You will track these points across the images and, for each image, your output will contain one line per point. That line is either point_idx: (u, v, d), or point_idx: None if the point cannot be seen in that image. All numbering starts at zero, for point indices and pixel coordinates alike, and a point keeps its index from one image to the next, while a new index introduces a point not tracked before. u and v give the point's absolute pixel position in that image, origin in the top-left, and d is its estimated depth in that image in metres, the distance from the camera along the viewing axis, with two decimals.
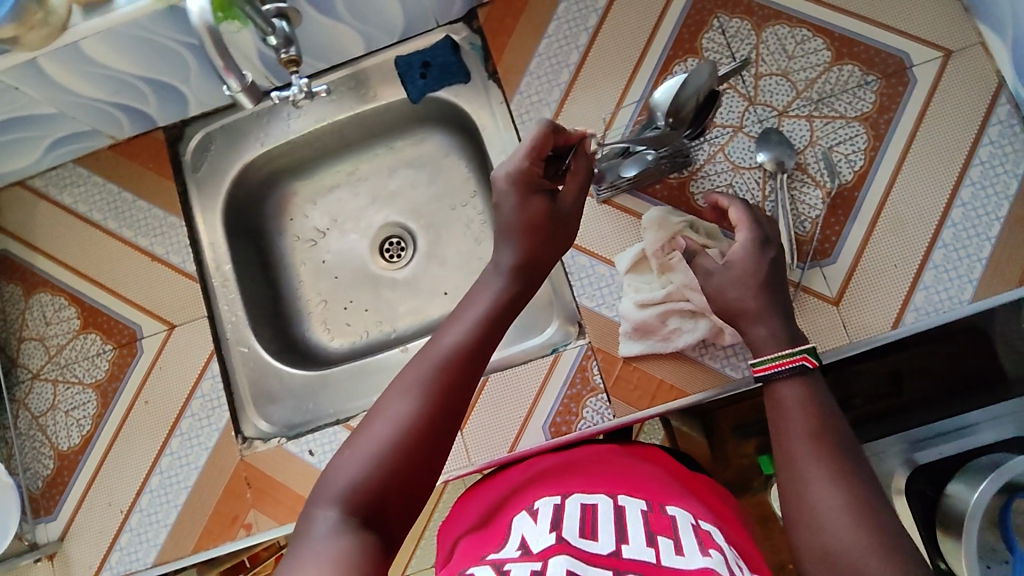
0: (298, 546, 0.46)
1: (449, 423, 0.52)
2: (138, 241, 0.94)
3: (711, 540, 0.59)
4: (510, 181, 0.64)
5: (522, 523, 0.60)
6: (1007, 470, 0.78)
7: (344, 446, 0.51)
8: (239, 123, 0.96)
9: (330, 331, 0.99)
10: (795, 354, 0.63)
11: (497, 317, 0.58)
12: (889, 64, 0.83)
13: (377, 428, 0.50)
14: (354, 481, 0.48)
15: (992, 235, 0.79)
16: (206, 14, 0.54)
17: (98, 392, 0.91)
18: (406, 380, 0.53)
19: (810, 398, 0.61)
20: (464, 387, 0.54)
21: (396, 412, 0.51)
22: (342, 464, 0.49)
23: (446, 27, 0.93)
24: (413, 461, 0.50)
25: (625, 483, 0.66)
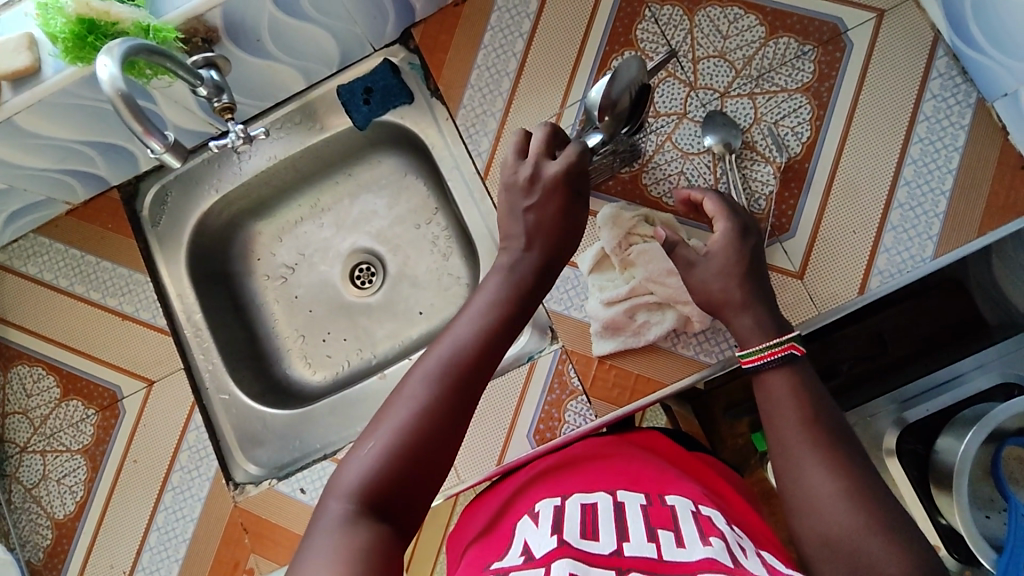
0: (313, 531, 0.47)
1: (462, 417, 0.53)
2: (107, 303, 0.94)
3: (712, 526, 0.57)
4: (556, 179, 0.61)
5: (526, 529, 0.59)
6: (989, 422, 0.80)
7: (362, 434, 0.52)
8: (192, 172, 0.96)
9: (311, 364, 0.99)
10: (784, 343, 0.63)
11: (514, 308, 0.57)
12: (824, 32, 0.83)
13: (393, 417, 0.51)
14: (370, 473, 0.49)
15: (947, 189, 0.79)
16: (117, 82, 0.57)
17: (87, 457, 0.91)
18: (422, 370, 0.53)
19: (800, 386, 0.62)
20: (478, 383, 0.54)
21: (411, 403, 0.51)
22: (359, 452, 0.50)
23: (383, 50, 0.93)
24: (429, 455, 0.50)
25: (627, 479, 0.66)
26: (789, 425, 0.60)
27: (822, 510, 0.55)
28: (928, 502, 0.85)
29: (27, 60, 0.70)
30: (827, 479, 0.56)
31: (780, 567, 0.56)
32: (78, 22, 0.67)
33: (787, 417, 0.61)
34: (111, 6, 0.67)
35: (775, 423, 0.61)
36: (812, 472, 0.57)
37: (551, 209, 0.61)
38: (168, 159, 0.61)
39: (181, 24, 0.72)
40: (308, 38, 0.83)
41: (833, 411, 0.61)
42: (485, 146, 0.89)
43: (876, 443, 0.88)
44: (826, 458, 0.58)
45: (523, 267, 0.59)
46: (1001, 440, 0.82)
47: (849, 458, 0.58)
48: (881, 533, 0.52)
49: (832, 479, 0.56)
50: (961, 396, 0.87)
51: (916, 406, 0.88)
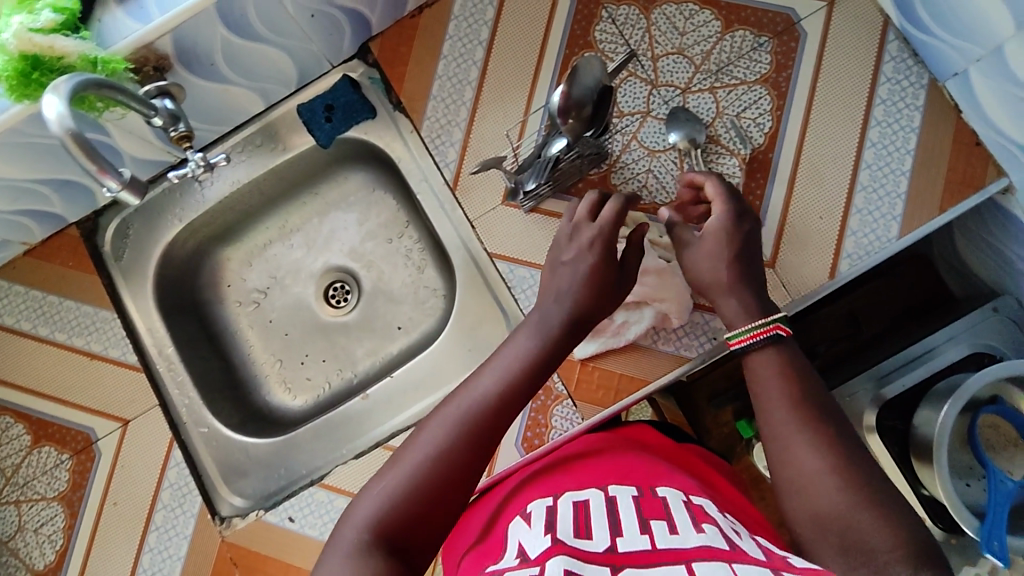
0: (322, 562, 0.52)
1: (474, 467, 0.56)
2: (73, 343, 0.91)
3: (704, 513, 0.57)
4: (594, 240, 0.66)
5: (519, 532, 0.58)
6: (959, 398, 0.81)
7: (380, 473, 0.56)
8: (153, 202, 0.93)
9: (292, 389, 0.98)
10: (768, 324, 0.64)
11: (529, 367, 0.61)
12: (778, 23, 0.84)
13: (411, 457, 0.56)
14: (386, 505, 0.53)
15: (907, 169, 0.81)
16: (66, 122, 0.55)
17: (65, 504, 0.88)
18: (440, 418, 0.58)
19: (785, 364, 0.63)
20: (493, 433, 0.58)
21: (423, 449, 0.56)
22: (374, 488, 0.55)
23: (342, 66, 0.91)
24: (440, 495, 0.54)
25: (617, 475, 0.66)
26: (784, 409, 0.61)
27: (813, 491, 0.56)
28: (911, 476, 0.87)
29: None
30: (825, 458, 0.57)
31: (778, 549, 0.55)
32: (22, 58, 0.65)
33: (780, 401, 0.61)
34: (55, 41, 0.65)
35: (765, 408, 0.62)
36: (805, 452, 0.58)
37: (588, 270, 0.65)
38: (126, 197, 0.59)
39: (130, 54, 0.70)
40: (262, 58, 0.82)
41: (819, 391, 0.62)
42: (451, 156, 0.88)
43: (857, 422, 0.89)
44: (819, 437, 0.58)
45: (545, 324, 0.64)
46: (977, 409, 0.84)
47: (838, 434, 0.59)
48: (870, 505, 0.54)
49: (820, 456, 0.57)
50: (935, 368, 0.88)
51: (893, 382, 0.89)
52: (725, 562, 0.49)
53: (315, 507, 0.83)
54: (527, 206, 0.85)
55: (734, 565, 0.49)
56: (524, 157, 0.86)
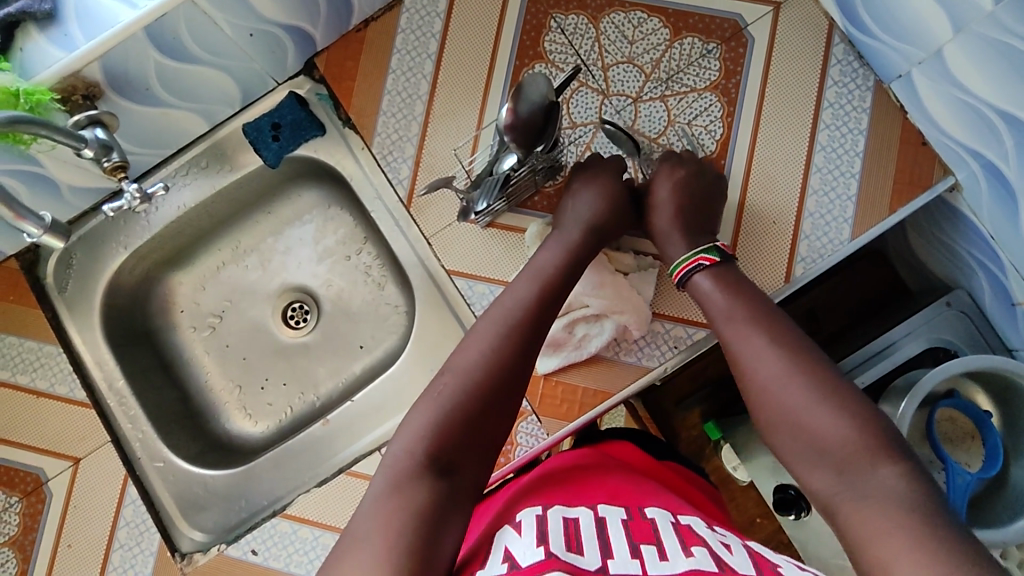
0: (375, 484, 0.55)
1: (510, 383, 0.61)
2: (15, 381, 0.86)
3: (693, 536, 0.57)
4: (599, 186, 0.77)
5: (508, 539, 0.56)
6: (919, 391, 0.81)
7: (420, 399, 0.60)
8: (96, 229, 0.90)
9: (252, 416, 0.96)
10: (692, 256, 0.73)
11: (548, 289, 0.69)
12: (725, 28, 0.84)
13: (452, 379, 0.60)
14: (435, 420, 0.57)
15: (857, 171, 0.82)
16: None
17: (15, 549, 0.84)
18: (475, 338, 0.64)
19: (759, 307, 0.67)
20: (524, 351, 0.64)
21: (462, 368, 0.61)
22: (418, 411, 0.59)
23: (287, 83, 0.89)
24: (484, 407, 0.59)
25: (608, 494, 0.65)
26: (746, 335, 0.65)
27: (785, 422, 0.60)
28: None
29: None
30: (783, 375, 0.61)
31: (768, 557, 0.57)
32: None
33: (740, 327, 0.66)
34: None
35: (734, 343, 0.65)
36: (772, 380, 0.61)
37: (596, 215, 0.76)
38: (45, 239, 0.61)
39: (57, 82, 0.67)
40: (202, 79, 0.79)
41: (781, 318, 0.66)
42: (404, 173, 0.86)
43: None
44: (783, 353, 0.62)
45: (559, 253, 0.72)
46: (934, 403, 0.86)
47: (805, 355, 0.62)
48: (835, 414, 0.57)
49: (790, 384, 0.60)
50: (890, 367, 0.89)
51: (853, 380, 0.90)
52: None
53: (277, 538, 0.81)
54: (483, 221, 0.84)
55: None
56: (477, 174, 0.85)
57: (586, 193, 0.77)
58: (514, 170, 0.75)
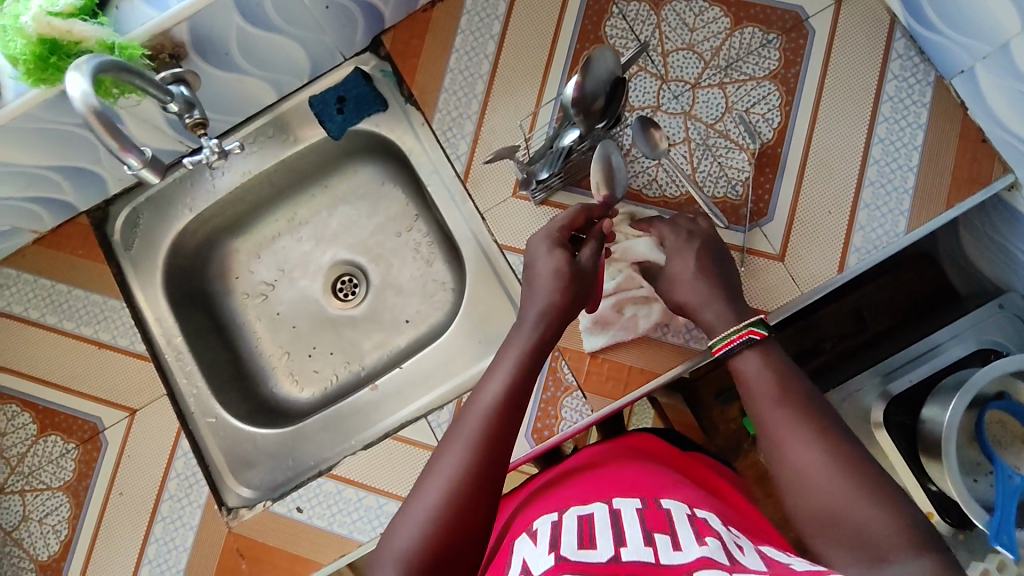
0: None
1: (494, 475, 0.57)
2: (80, 332, 0.90)
3: (707, 527, 0.57)
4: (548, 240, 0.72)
5: (524, 546, 0.57)
6: (970, 387, 0.81)
7: (405, 505, 0.57)
8: (164, 192, 0.94)
9: (299, 381, 0.98)
10: (743, 328, 0.66)
11: (529, 357, 0.64)
12: (786, 20, 0.85)
13: (434, 485, 0.56)
14: (419, 536, 0.54)
15: (914, 164, 0.82)
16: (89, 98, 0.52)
17: (69, 494, 0.87)
18: (452, 441, 0.59)
19: (790, 391, 0.61)
20: (506, 436, 0.59)
21: (440, 479, 0.57)
22: (404, 522, 0.55)
23: (354, 59, 0.92)
24: (470, 509, 0.55)
25: (624, 485, 0.66)
26: (762, 399, 0.62)
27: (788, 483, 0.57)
28: (919, 471, 0.87)
29: None
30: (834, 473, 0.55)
31: (782, 557, 0.55)
32: (40, 42, 0.64)
33: (786, 419, 0.59)
34: (74, 24, 0.64)
35: (750, 402, 0.63)
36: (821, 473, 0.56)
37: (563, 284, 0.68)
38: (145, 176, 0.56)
39: (147, 40, 0.70)
40: (278, 49, 0.82)
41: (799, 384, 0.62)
42: (463, 149, 0.88)
43: (862, 417, 0.90)
44: (797, 419, 0.59)
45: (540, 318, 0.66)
46: (983, 405, 0.85)
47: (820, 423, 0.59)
48: (839, 480, 0.55)
49: (826, 460, 0.56)
50: (936, 368, 0.89)
51: (899, 378, 0.89)
52: (726, 575, 0.49)
53: (322, 497, 0.83)
54: (537, 198, 0.85)
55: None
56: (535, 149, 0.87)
57: (552, 254, 0.70)
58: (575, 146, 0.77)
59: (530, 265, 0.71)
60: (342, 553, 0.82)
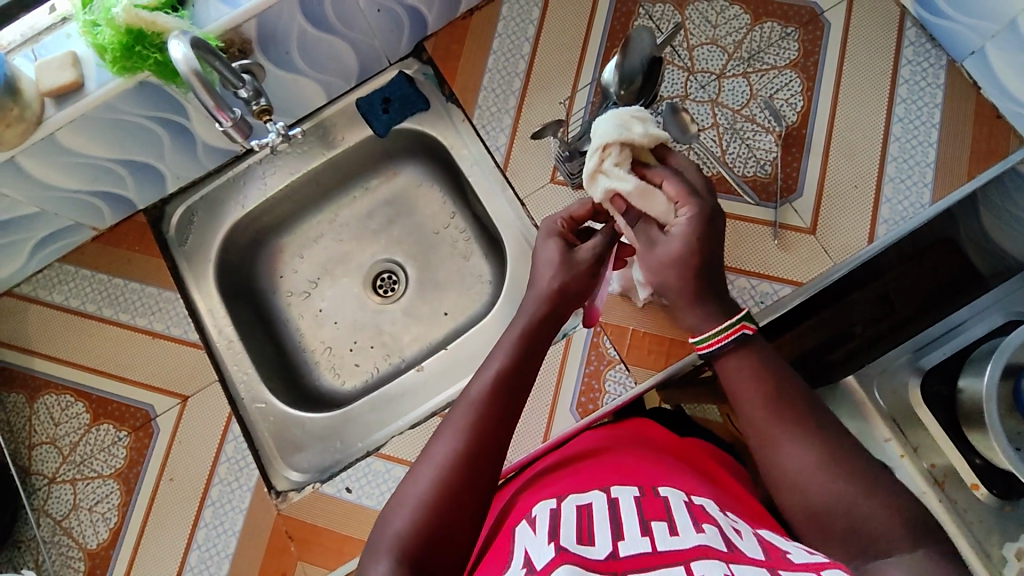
0: None
1: (487, 464, 0.56)
2: (135, 323, 0.93)
3: (705, 513, 0.52)
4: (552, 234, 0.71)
5: (522, 535, 0.52)
6: (1007, 349, 0.77)
7: (396, 493, 0.56)
8: (216, 191, 0.98)
9: (341, 374, 1.00)
10: (735, 324, 0.59)
11: (523, 349, 0.63)
12: (803, 15, 0.91)
13: (425, 473, 0.55)
14: (409, 524, 0.52)
15: (934, 140, 0.87)
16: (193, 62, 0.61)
17: (120, 481, 0.88)
18: (447, 427, 0.58)
19: (763, 376, 0.58)
20: (499, 427, 0.58)
21: (433, 463, 0.56)
22: (393, 510, 0.54)
23: (398, 64, 0.98)
24: (460, 498, 0.54)
25: (619, 473, 0.61)
26: (749, 402, 0.58)
27: (778, 483, 0.56)
28: (963, 444, 0.82)
29: (72, 75, 0.74)
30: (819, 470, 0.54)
31: (779, 542, 0.51)
32: (127, 32, 0.70)
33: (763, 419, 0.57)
34: (158, 16, 0.71)
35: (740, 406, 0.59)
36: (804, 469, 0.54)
37: (562, 278, 0.67)
38: (232, 133, 0.67)
39: (219, 34, 0.76)
40: (333, 50, 0.88)
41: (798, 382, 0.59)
42: (502, 140, 0.93)
43: (900, 393, 0.85)
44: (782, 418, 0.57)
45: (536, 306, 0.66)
46: (1018, 372, 0.83)
47: (813, 422, 0.56)
48: (830, 483, 0.53)
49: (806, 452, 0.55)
50: (959, 346, 0.85)
51: (932, 352, 0.85)
52: (725, 565, 0.45)
53: (371, 476, 0.84)
54: (575, 181, 0.89)
55: (732, 566, 0.45)
56: (573, 131, 0.91)
57: (552, 242, 0.70)
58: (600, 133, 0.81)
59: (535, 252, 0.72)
60: None
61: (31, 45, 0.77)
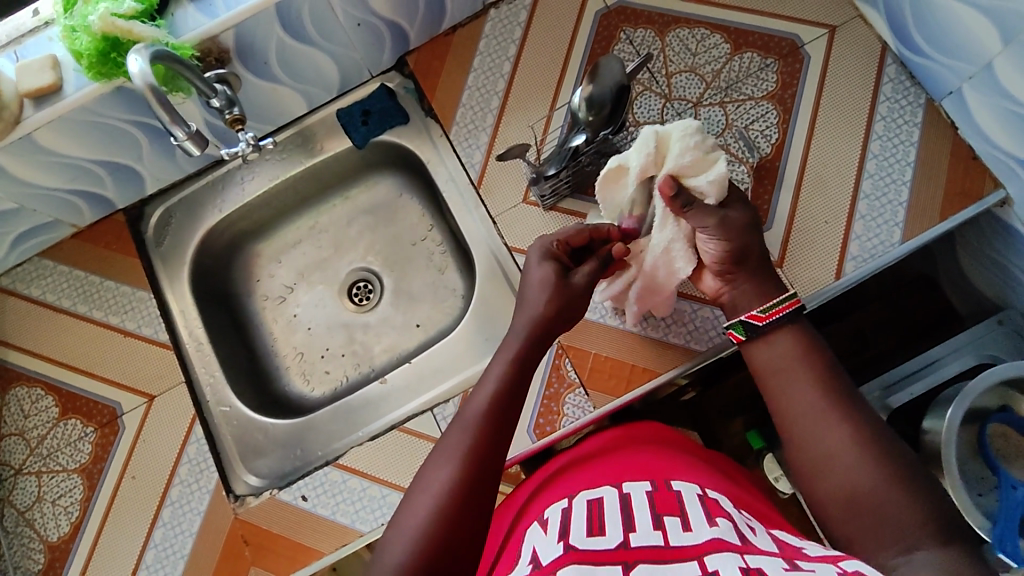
0: None
1: (483, 486, 0.56)
2: (108, 320, 0.95)
3: (719, 508, 0.52)
4: (544, 255, 0.72)
5: (533, 536, 0.52)
6: (967, 395, 0.79)
7: (396, 520, 0.56)
8: (195, 194, 1.00)
9: (310, 380, 1.01)
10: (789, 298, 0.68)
11: (515, 372, 0.63)
12: (783, 46, 0.91)
13: (423, 498, 0.55)
14: (410, 550, 0.52)
15: (908, 179, 0.86)
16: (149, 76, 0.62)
17: (84, 476, 0.89)
18: (442, 452, 0.58)
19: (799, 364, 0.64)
20: (495, 447, 0.58)
21: (429, 490, 0.56)
22: (395, 536, 0.54)
23: (380, 76, 0.99)
24: (460, 521, 0.54)
25: (633, 469, 0.60)
26: (796, 386, 0.63)
27: (813, 472, 0.59)
28: None
29: (50, 78, 0.75)
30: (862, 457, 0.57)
31: (793, 541, 0.51)
32: (103, 38, 0.72)
33: (802, 406, 0.62)
34: (134, 25, 0.72)
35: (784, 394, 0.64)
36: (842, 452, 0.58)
37: (551, 295, 0.68)
38: (189, 147, 0.66)
39: (196, 44, 0.77)
40: (312, 63, 0.89)
41: (831, 375, 0.63)
42: (477, 158, 0.93)
43: None
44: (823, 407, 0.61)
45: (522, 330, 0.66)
46: (985, 418, 0.82)
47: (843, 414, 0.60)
48: (872, 467, 0.56)
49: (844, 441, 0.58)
50: (933, 382, 0.87)
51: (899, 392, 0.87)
52: (738, 556, 0.44)
53: (328, 486, 0.85)
54: (547, 204, 0.90)
55: (747, 558, 0.44)
56: (546, 152, 0.92)
57: (544, 265, 0.71)
58: (568, 159, 0.81)
59: (525, 274, 0.73)
60: (343, 543, 0.83)
61: (13, 46, 0.79)
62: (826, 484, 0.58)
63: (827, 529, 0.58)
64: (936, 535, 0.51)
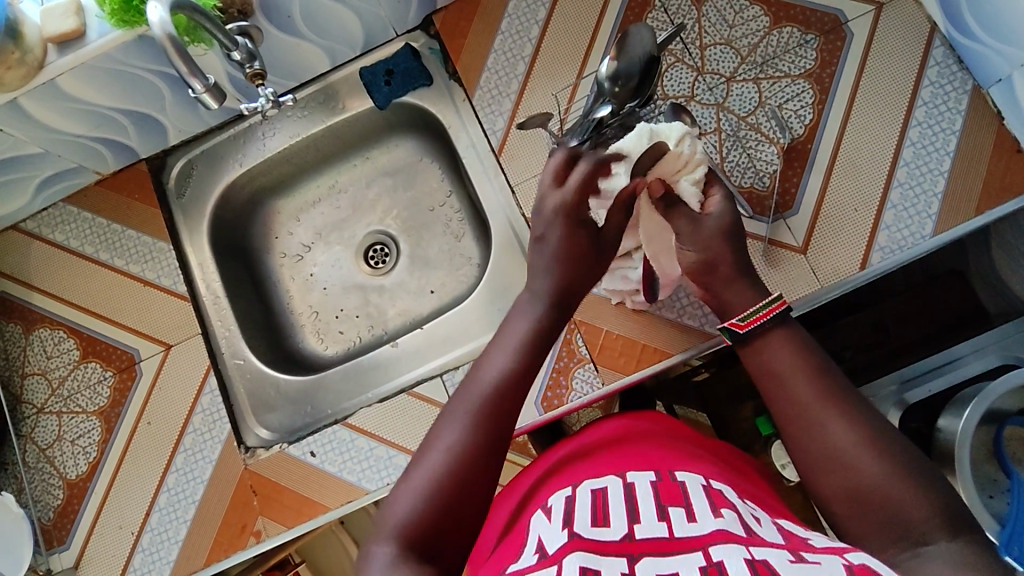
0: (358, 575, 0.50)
1: (492, 456, 0.55)
2: (128, 269, 0.96)
3: (724, 499, 0.51)
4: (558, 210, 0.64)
5: (538, 524, 0.51)
6: (987, 395, 0.78)
7: (403, 478, 0.55)
8: (217, 148, 1.00)
9: (324, 340, 1.02)
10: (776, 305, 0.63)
11: (532, 339, 0.61)
12: (825, 22, 0.87)
13: (430, 460, 0.54)
14: (415, 512, 0.52)
15: (945, 169, 0.82)
16: (167, 25, 0.61)
17: (102, 419, 0.92)
18: (451, 413, 0.57)
19: (794, 353, 0.61)
20: (506, 417, 0.57)
21: (439, 450, 0.55)
22: (400, 494, 0.53)
23: (405, 35, 0.97)
24: (466, 487, 0.53)
25: (637, 460, 0.59)
26: (794, 380, 0.60)
27: (815, 470, 0.57)
28: None
29: (74, 23, 0.75)
30: (865, 453, 0.55)
31: (799, 532, 0.50)
32: None
33: (804, 400, 0.59)
34: None
35: (780, 391, 0.60)
36: (844, 450, 0.56)
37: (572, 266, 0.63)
38: (207, 100, 0.66)
39: None
40: (337, 18, 0.88)
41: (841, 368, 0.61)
42: (499, 125, 0.92)
43: None
44: (826, 400, 0.58)
45: (543, 293, 0.62)
46: (1001, 421, 0.80)
47: (845, 407, 0.58)
48: (876, 466, 0.54)
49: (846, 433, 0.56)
50: (953, 380, 0.85)
51: (917, 388, 0.85)
52: (743, 548, 0.44)
53: (336, 444, 0.87)
54: None
55: (753, 550, 0.43)
56: (570, 123, 0.90)
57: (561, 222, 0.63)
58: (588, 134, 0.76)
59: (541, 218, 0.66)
60: (348, 499, 0.85)
61: None
62: (830, 483, 0.56)
63: (837, 528, 0.56)
64: (933, 533, 0.50)
